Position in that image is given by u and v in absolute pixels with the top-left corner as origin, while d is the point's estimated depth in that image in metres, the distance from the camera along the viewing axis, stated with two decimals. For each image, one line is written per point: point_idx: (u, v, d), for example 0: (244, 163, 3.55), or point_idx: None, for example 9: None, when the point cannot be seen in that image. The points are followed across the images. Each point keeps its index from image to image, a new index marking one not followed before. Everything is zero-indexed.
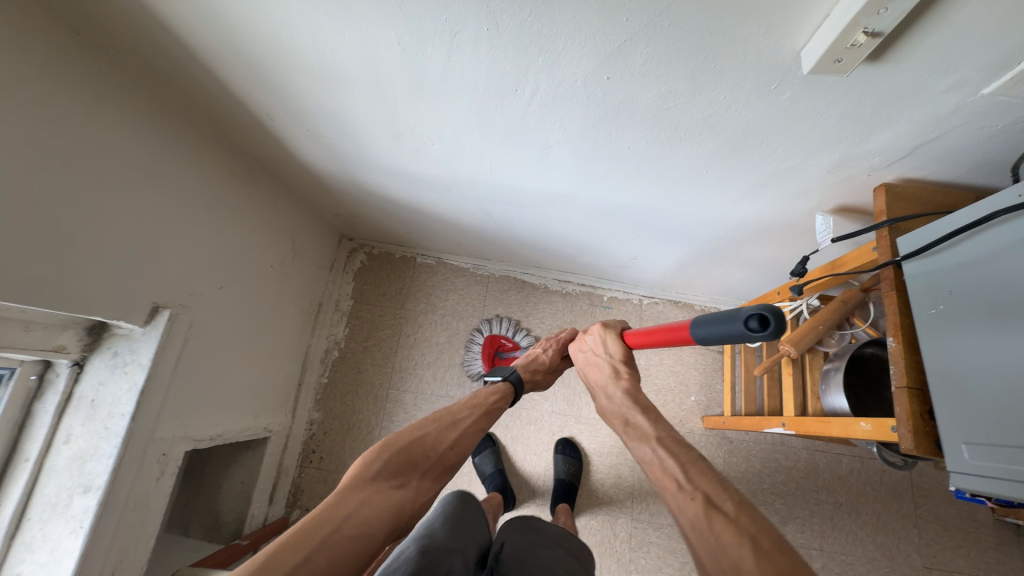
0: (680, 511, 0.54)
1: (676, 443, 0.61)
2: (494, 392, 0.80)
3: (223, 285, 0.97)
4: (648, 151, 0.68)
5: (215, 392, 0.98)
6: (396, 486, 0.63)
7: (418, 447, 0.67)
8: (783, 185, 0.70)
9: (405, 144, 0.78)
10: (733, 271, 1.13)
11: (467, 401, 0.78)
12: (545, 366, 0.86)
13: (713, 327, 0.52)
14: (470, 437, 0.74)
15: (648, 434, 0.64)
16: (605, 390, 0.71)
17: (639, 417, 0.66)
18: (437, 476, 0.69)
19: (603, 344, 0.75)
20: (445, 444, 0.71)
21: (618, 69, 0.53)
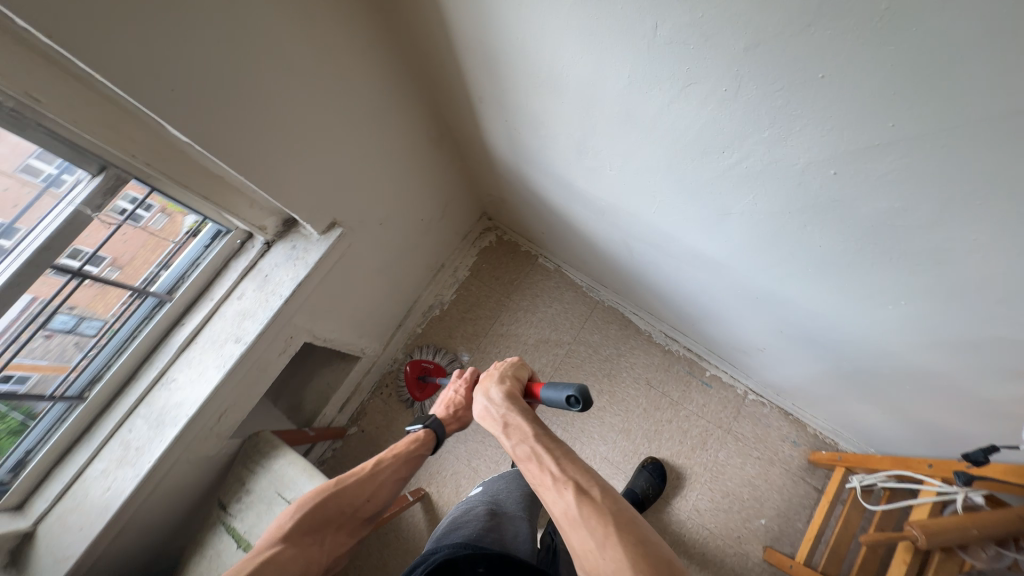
0: (555, 503, 0.59)
1: (548, 447, 0.66)
2: (415, 437, 0.90)
3: (382, 222, 1.11)
4: (840, 257, 0.61)
5: (342, 304, 1.14)
6: (314, 542, 0.74)
7: (334, 503, 0.78)
8: (1004, 355, 0.57)
9: (584, 161, 0.81)
10: (875, 414, 0.96)
11: (387, 454, 0.87)
12: (461, 400, 0.94)
13: (550, 386, 0.72)
14: (386, 487, 0.85)
15: (524, 431, 0.70)
16: (487, 400, 0.79)
17: (513, 419, 0.73)
18: (352, 530, 0.81)
19: (500, 370, 0.84)
20: (363, 496, 0.82)
21: (853, 168, 0.48)
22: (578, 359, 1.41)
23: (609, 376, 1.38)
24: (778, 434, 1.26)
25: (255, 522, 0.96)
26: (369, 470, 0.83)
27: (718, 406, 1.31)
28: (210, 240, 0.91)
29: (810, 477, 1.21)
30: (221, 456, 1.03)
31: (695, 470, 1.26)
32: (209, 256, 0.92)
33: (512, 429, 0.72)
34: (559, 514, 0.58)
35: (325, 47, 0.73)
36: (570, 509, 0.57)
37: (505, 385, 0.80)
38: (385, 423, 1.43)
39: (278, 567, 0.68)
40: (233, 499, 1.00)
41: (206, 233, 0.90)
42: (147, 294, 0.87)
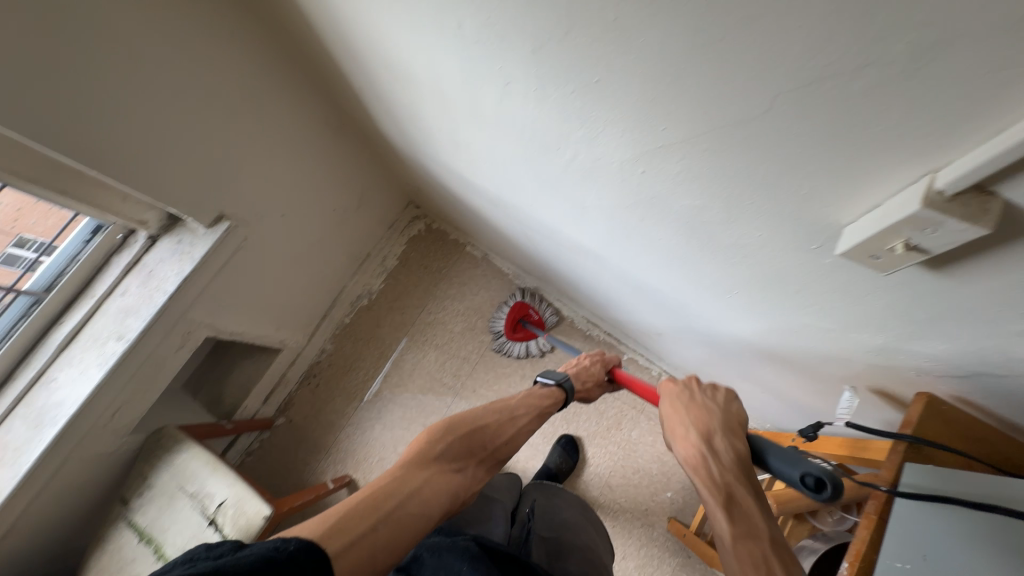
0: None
1: (778, 555, 0.51)
2: (549, 394, 0.86)
3: (285, 213, 1.09)
4: (679, 249, 0.64)
5: (249, 297, 1.12)
6: (456, 470, 0.70)
7: (478, 436, 0.74)
8: (819, 340, 0.61)
9: (463, 153, 0.80)
10: (758, 393, 1.02)
11: (517, 396, 0.84)
12: (593, 377, 0.91)
13: (779, 451, 0.56)
14: (519, 437, 0.79)
15: (758, 531, 0.53)
16: (707, 450, 0.61)
17: (742, 492, 0.57)
18: (488, 469, 0.75)
19: (709, 411, 0.65)
20: (500, 437, 0.77)
21: (652, 167, 0.50)
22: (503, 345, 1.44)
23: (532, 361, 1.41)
24: None
25: (156, 517, 0.96)
26: (509, 410, 0.80)
27: None
28: (87, 235, 0.89)
29: None
30: (121, 454, 1.02)
31: (610, 448, 1.32)
32: (88, 251, 0.89)
33: (735, 499, 0.56)
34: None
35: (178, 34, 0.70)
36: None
37: (737, 440, 0.61)
38: (313, 413, 1.44)
39: (416, 494, 0.63)
40: (134, 495, 0.99)
41: (82, 228, 0.88)
42: (18, 293, 0.85)
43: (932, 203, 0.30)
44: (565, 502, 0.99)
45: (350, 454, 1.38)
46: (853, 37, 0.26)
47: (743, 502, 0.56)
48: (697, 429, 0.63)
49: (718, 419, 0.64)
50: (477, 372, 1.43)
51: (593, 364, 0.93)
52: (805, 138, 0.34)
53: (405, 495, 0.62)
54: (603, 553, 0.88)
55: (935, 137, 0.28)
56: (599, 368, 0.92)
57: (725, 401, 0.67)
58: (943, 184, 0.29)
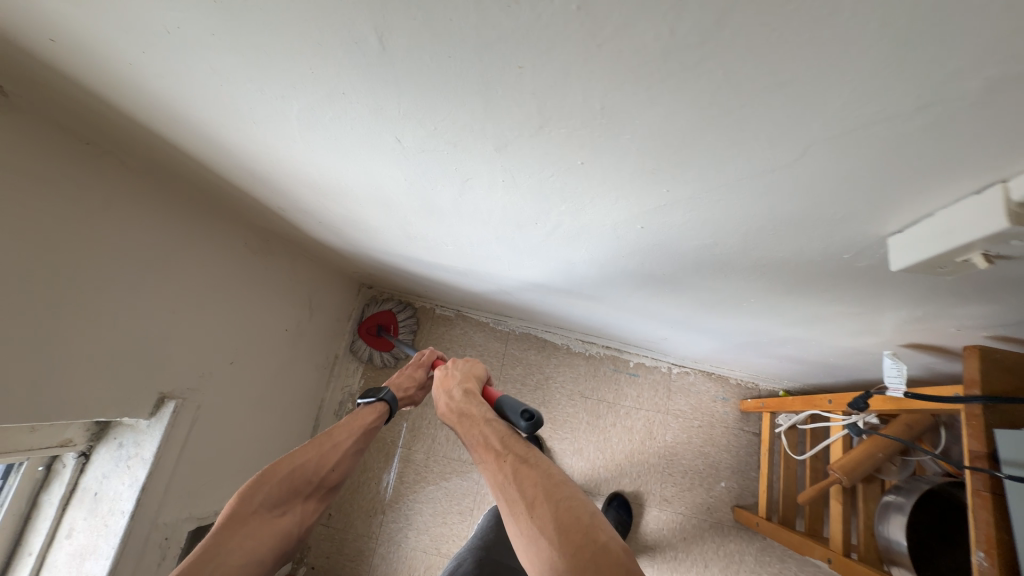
0: (503, 498, 0.47)
1: (500, 433, 0.53)
2: (373, 410, 0.72)
3: (234, 359, 0.95)
4: (685, 277, 0.59)
5: (224, 464, 0.96)
6: (281, 517, 0.59)
7: (299, 474, 0.61)
8: (851, 320, 0.59)
9: (418, 243, 0.73)
10: (776, 363, 1.01)
11: (349, 420, 0.70)
12: (416, 380, 0.80)
13: (507, 402, 0.58)
14: (347, 458, 0.67)
15: (478, 425, 0.56)
16: (449, 396, 0.62)
17: (477, 413, 0.58)
18: (322, 497, 0.65)
19: (456, 369, 0.67)
20: (328, 467, 0.65)
21: (655, 221, 0.45)
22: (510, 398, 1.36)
23: (545, 403, 1.35)
24: (708, 396, 1.32)
25: None
26: (333, 432, 0.66)
27: (651, 390, 1.33)
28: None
29: (746, 425, 1.29)
30: None
31: (653, 461, 1.27)
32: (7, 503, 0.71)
33: (477, 426, 0.56)
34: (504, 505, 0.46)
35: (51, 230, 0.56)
36: (520, 497, 0.45)
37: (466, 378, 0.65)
38: (335, 549, 1.27)
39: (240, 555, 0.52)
40: None
41: None
42: None
43: (1014, 216, 0.27)
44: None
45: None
46: (918, 85, 0.22)
47: (480, 425, 0.56)
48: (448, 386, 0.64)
49: (468, 373, 0.66)
50: None
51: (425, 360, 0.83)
52: (852, 177, 0.30)
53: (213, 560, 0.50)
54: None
55: (1011, 152, 0.25)
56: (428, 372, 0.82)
57: (476, 366, 0.69)
58: (1021, 195, 0.26)
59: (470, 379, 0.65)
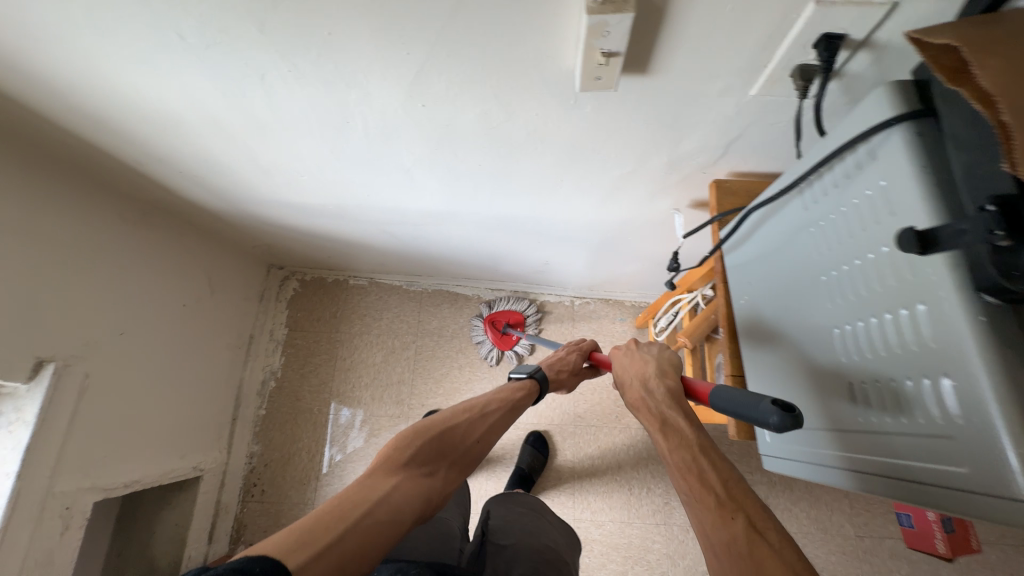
0: (712, 539, 0.47)
1: (714, 459, 0.53)
2: (523, 387, 0.85)
3: (124, 330, 0.96)
4: (500, 167, 0.70)
5: (128, 436, 0.97)
6: (426, 476, 0.67)
7: (447, 437, 0.72)
8: (638, 187, 0.72)
9: (279, 179, 0.79)
10: (642, 268, 1.15)
11: (492, 402, 0.80)
12: (570, 364, 0.89)
13: (733, 398, 0.47)
14: (493, 433, 0.78)
15: (691, 442, 0.56)
16: (644, 388, 0.67)
17: (675, 415, 0.61)
18: (462, 468, 0.73)
19: (641, 357, 0.72)
20: (473, 436, 0.75)
21: (427, 97, 0.55)
22: (429, 351, 1.44)
23: (462, 350, 1.44)
24: (608, 319, 1.45)
25: None
26: (484, 410, 0.78)
27: (558, 323, 1.45)
28: None
29: (643, 339, 1.43)
30: None
31: None
32: None
33: (676, 431, 0.58)
34: (714, 542, 0.47)
35: None
36: (728, 534, 0.46)
37: (667, 378, 0.67)
38: (271, 522, 1.29)
39: (391, 504, 0.61)
40: None
41: None
42: None
43: (591, 11, 0.37)
44: (526, 508, 1.01)
45: None
46: None
47: (679, 426, 0.59)
48: (640, 377, 0.69)
49: (676, 376, 0.67)
50: (418, 387, 1.40)
51: (584, 342, 0.93)
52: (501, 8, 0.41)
53: (365, 509, 0.58)
54: (564, 552, 0.92)
55: None
56: (579, 357, 0.90)
57: (676, 359, 0.70)
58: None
59: (667, 373, 0.68)
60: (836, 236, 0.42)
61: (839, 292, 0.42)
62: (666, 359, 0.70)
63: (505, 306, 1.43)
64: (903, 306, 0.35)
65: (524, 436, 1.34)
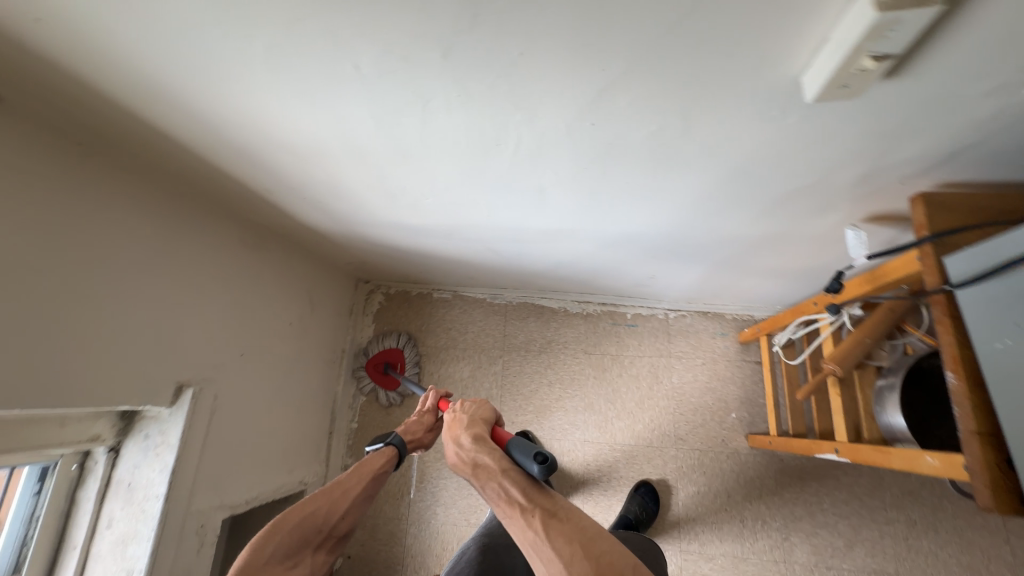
0: (532, 547, 0.51)
1: (513, 476, 0.57)
2: (387, 453, 0.74)
3: (244, 351, 0.98)
4: (650, 184, 0.63)
5: (248, 454, 1.00)
6: (290, 569, 0.58)
7: (307, 523, 0.60)
8: (810, 200, 0.63)
9: (399, 201, 0.77)
10: (763, 282, 1.05)
11: (365, 467, 0.69)
12: (424, 425, 0.83)
13: (519, 444, 0.59)
14: (362, 504, 0.68)
15: (495, 469, 0.59)
16: (454, 439, 0.65)
17: (483, 456, 0.61)
18: (332, 548, 0.64)
19: (470, 407, 0.70)
20: (339, 514, 0.64)
21: (601, 115, 0.49)
22: (517, 367, 1.39)
23: (551, 365, 1.38)
24: (708, 334, 1.34)
25: None
26: (345, 477, 0.67)
27: (652, 337, 1.36)
28: (36, 484, 0.74)
29: (749, 355, 1.31)
30: None
31: (662, 404, 1.30)
32: (46, 503, 0.75)
33: (494, 470, 0.58)
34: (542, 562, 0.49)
35: (58, 223, 0.61)
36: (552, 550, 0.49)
37: (479, 426, 0.66)
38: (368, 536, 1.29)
39: None
40: None
41: (26, 478, 0.73)
42: None
43: None
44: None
45: (428, 552, 1.26)
46: None
47: (494, 472, 0.58)
48: (456, 424, 0.67)
49: (478, 420, 0.67)
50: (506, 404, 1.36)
51: (428, 402, 0.87)
52: (745, 11, 0.35)
53: None
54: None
55: None
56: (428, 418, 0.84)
57: (484, 408, 0.71)
58: None
59: (468, 424, 0.66)
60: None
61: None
62: (474, 406, 0.71)
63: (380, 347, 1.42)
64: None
65: (632, 482, 1.24)
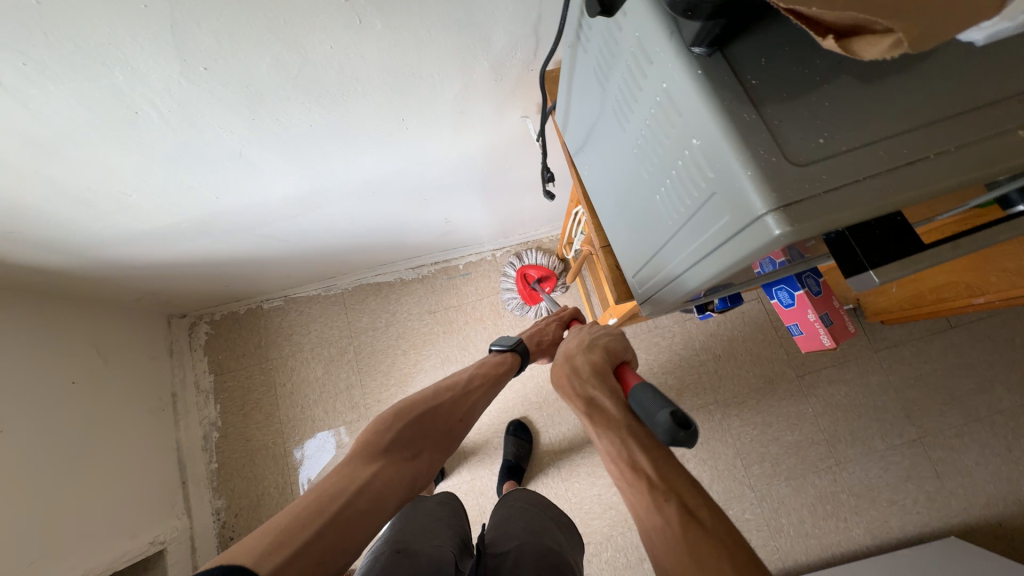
0: (661, 541, 0.45)
1: (638, 435, 0.52)
2: (507, 360, 0.86)
3: (3, 429, 0.85)
4: (333, 122, 0.67)
5: (52, 536, 0.89)
6: (410, 459, 0.67)
7: (429, 415, 0.73)
8: (480, 101, 0.70)
9: (104, 205, 0.71)
10: (539, 197, 1.16)
11: (478, 373, 0.83)
12: (545, 335, 0.91)
13: (641, 398, 0.50)
14: (478, 407, 0.80)
15: (618, 426, 0.54)
16: (572, 370, 0.66)
17: (605, 399, 0.58)
18: (445, 448, 0.73)
19: (578, 340, 0.71)
20: (456, 413, 0.77)
21: (207, 57, 0.50)
22: (369, 347, 1.40)
23: (402, 335, 1.40)
24: None
25: None
26: (468, 385, 0.80)
27: (486, 278, 1.44)
28: None
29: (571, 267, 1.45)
30: None
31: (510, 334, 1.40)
32: None
33: (617, 430, 0.54)
34: (653, 534, 0.46)
35: None
36: (682, 535, 0.44)
37: (594, 353, 0.67)
38: None
39: (378, 486, 0.60)
40: None
41: None
42: None
43: None
44: (525, 504, 0.95)
45: None
46: None
47: (629, 433, 0.53)
48: (591, 364, 0.64)
49: (604, 351, 0.66)
50: (369, 385, 1.37)
51: (546, 318, 0.95)
52: None
53: (350, 496, 0.57)
54: (567, 551, 0.84)
55: None
56: (556, 326, 0.94)
57: (620, 343, 0.68)
58: None
59: (597, 360, 0.64)
60: (597, 70, 0.41)
61: (622, 113, 0.39)
62: (620, 343, 0.67)
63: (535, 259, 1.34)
64: (653, 95, 0.32)
65: (504, 427, 1.34)
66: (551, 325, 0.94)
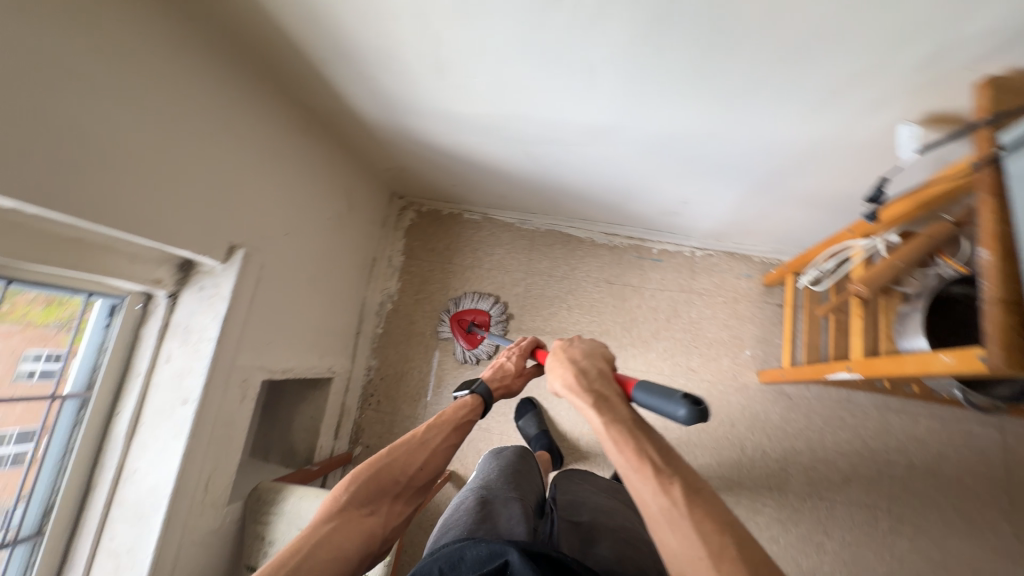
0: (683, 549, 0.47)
1: (652, 442, 0.55)
2: (468, 404, 0.78)
3: (289, 232, 1.03)
4: (706, 72, 0.64)
5: (287, 329, 1.08)
6: (368, 514, 0.64)
7: (384, 472, 0.66)
8: (874, 88, 0.61)
9: (449, 78, 0.78)
10: (798, 213, 1.04)
11: (438, 421, 0.74)
12: (512, 370, 0.84)
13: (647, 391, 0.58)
14: (440, 456, 0.72)
15: (635, 433, 0.56)
16: (578, 368, 0.65)
17: (616, 402, 0.61)
18: (409, 498, 0.69)
19: (581, 352, 0.69)
20: (415, 464, 0.69)
21: None
22: (539, 290, 1.43)
23: (572, 292, 1.41)
24: (732, 274, 1.35)
25: None
26: (422, 433, 0.72)
27: (675, 272, 1.37)
28: (107, 318, 0.83)
29: (770, 298, 1.31)
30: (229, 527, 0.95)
31: (677, 336, 1.33)
32: (114, 335, 0.83)
33: (631, 440, 0.55)
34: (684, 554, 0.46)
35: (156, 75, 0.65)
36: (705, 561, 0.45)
37: (596, 363, 0.67)
38: (385, 431, 1.40)
39: (331, 550, 0.59)
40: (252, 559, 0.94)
41: (98, 312, 0.81)
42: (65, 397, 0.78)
43: None
44: (594, 486, 0.95)
45: None
46: None
47: (646, 447, 0.54)
48: (598, 370, 0.65)
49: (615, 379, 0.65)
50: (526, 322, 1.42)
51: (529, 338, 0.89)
52: None
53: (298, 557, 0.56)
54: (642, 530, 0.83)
55: None
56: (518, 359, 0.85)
57: (609, 370, 0.66)
58: None
59: (609, 373, 0.65)
60: None
61: None
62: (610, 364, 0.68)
63: (471, 304, 1.42)
64: None
65: None
66: (527, 345, 0.88)
